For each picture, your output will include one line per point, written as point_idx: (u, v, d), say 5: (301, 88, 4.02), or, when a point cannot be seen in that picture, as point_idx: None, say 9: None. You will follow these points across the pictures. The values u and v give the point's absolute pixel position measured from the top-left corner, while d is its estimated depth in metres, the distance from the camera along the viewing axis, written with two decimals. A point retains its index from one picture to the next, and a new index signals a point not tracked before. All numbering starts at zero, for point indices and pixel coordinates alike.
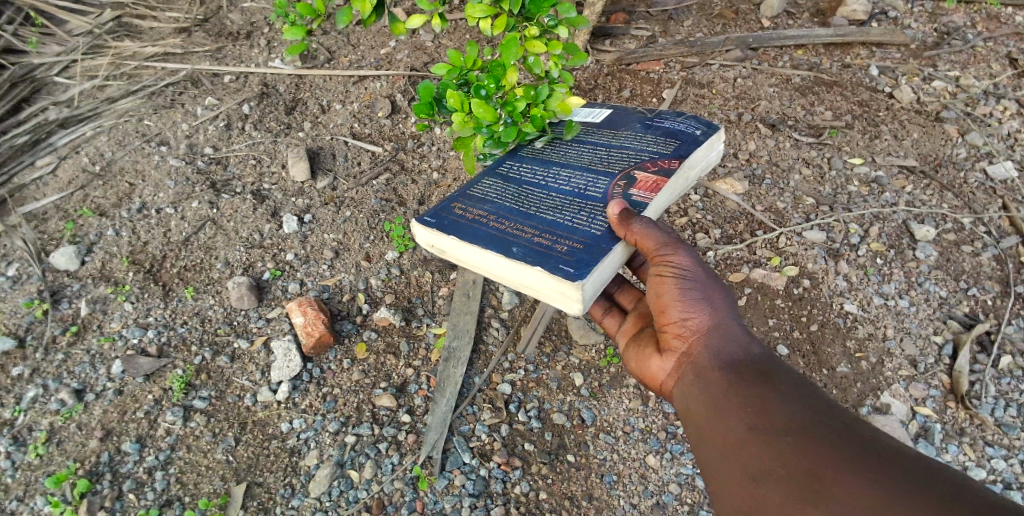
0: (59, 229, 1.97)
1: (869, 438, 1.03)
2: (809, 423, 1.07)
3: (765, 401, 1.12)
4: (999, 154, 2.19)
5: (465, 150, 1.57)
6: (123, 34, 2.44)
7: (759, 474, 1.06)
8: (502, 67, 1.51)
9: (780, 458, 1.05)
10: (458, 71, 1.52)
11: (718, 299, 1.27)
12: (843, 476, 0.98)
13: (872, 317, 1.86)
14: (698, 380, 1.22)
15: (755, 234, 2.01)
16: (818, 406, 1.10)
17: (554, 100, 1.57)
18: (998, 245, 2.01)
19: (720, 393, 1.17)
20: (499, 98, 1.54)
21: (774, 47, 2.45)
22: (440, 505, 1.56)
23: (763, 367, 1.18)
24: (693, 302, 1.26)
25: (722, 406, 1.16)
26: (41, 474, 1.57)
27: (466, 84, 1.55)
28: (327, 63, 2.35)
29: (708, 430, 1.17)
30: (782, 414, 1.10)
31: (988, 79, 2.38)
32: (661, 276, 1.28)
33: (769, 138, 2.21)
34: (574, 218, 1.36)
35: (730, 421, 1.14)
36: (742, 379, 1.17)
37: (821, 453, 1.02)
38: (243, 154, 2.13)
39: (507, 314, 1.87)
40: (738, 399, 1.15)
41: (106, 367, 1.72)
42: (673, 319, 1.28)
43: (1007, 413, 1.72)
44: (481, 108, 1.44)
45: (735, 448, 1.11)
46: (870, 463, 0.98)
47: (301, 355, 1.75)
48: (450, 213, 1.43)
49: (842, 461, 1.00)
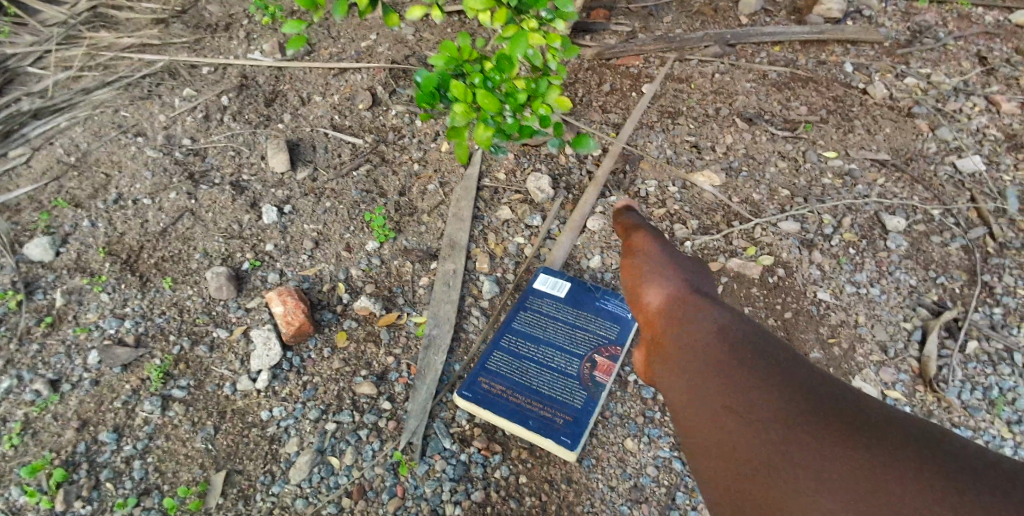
0: (32, 220, 1.94)
1: (869, 418, 0.91)
2: (801, 403, 0.94)
3: (747, 382, 0.99)
4: (967, 149, 2.25)
5: (459, 139, 1.65)
6: (100, 25, 2.39)
7: (748, 468, 0.93)
8: (506, 61, 1.55)
9: (771, 450, 0.91)
10: (456, 61, 1.59)
11: (697, 276, 1.23)
12: (848, 470, 0.85)
13: (844, 305, 1.90)
14: (667, 357, 1.11)
15: (731, 225, 2.05)
16: (808, 386, 0.97)
17: (553, 95, 1.62)
18: (966, 236, 2.07)
19: (695, 372, 1.05)
20: (502, 91, 1.61)
21: (751, 43, 2.48)
22: (421, 489, 1.58)
23: (733, 334, 1.07)
24: (667, 278, 1.23)
25: (701, 390, 1.02)
26: (17, 465, 1.56)
27: (463, 75, 1.63)
28: (308, 56, 2.33)
29: (687, 413, 1.04)
30: (768, 397, 0.96)
31: (958, 77, 2.44)
32: (638, 258, 1.33)
33: (746, 131, 2.24)
34: (562, 392, 1.70)
35: (710, 406, 1.00)
36: (712, 349, 1.06)
37: (822, 445, 0.88)
38: (221, 146, 2.11)
39: (487, 303, 1.89)
40: (713, 375, 1.02)
41: (82, 358, 1.71)
42: (647, 295, 1.23)
43: (973, 397, 1.78)
44: (488, 100, 1.49)
45: (719, 439, 0.97)
46: (876, 450, 0.85)
47: (281, 343, 1.74)
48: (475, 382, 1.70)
49: (843, 449, 0.87)
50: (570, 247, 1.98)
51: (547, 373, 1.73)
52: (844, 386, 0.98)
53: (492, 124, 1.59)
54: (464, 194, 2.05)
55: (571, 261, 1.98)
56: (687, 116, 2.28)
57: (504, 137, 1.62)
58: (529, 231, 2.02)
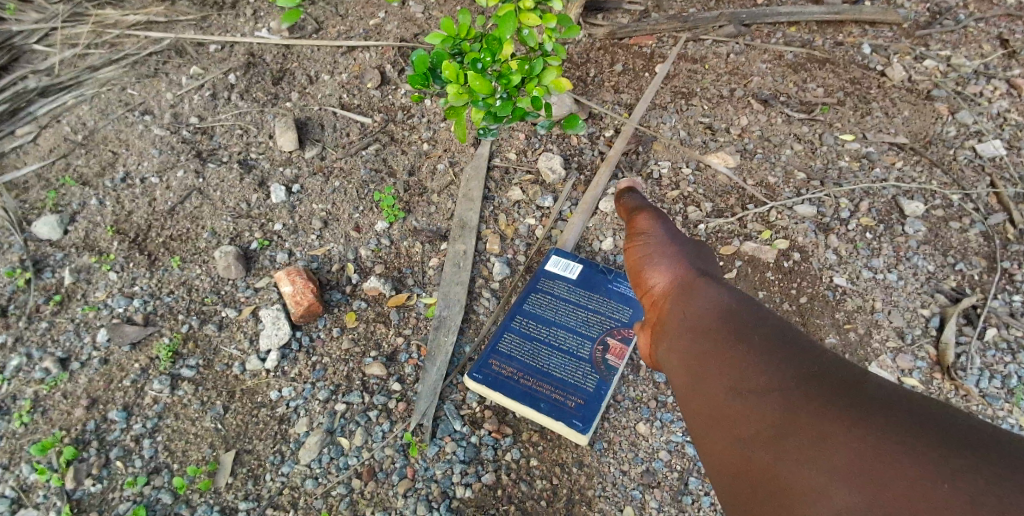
0: (40, 199, 1.92)
1: (875, 406, 0.91)
2: (805, 397, 0.95)
3: (756, 376, 1.01)
4: (988, 133, 2.20)
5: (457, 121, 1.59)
6: (105, 2, 2.32)
7: (755, 464, 0.96)
8: (498, 41, 1.52)
9: (777, 446, 0.94)
10: (452, 41, 1.57)
11: (692, 258, 1.42)
12: (850, 463, 0.86)
13: (860, 290, 1.88)
14: (677, 347, 1.17)
15: (746, 208, 2.02)
16: (814, 375, 0.98)
17: (549, 77, 1.58)
18: (985, 221, 2.03)
19: (703, 365, 1.09)
20: (495, 71, 1.57)
21: (767, 23, 2.42)
22: (431, 471, 1.57)
23: (741, 325, 1.10)
24: (662, 259, 1.43)
25: (709, 385, 1.06)
26: (27, 442, 1.55)
27: (458, 54, 1.60)
28: (316, 34, 2.29)
29: (698, 408, 1.07)
30: (774, 391, 0.98)
31: (978, 59, 2.39)
32: (637, 242, 1.53)
33: (761, 113, 2.20)
34: (575, 375, 1.68)
35: (716, 394, 1.04)
36: (719, 342, 1.09)
37: (828, 435, 0.90)
38: (229, 124, 2.08)
39: (498, 285, 1.87)
40: (720, 369, 1.06)
41: (91, 336, 1.70)
42: (644, 275, 1.43)
43: (991, 385, 1.75)
44: (476, 81, 1.48)
45: (727, 434, 1.01)
46: (879, 441, 0.86)
47: (290, 323, 1.73)
48: (487, 363, 1.69)
49: (846, 442, 0.88)
50: (581, 229, 1.96)
51: (560, 356, 1.72)
52: (852, 372, 0.99)
53: (483, 105, 1.56)
54: (474, 175, 2.03)
55: (582, 244, 1.95)
56: (701, 97, 2.23)
57: (496, 119, 1.59)
58: (540, 212, 1.99)
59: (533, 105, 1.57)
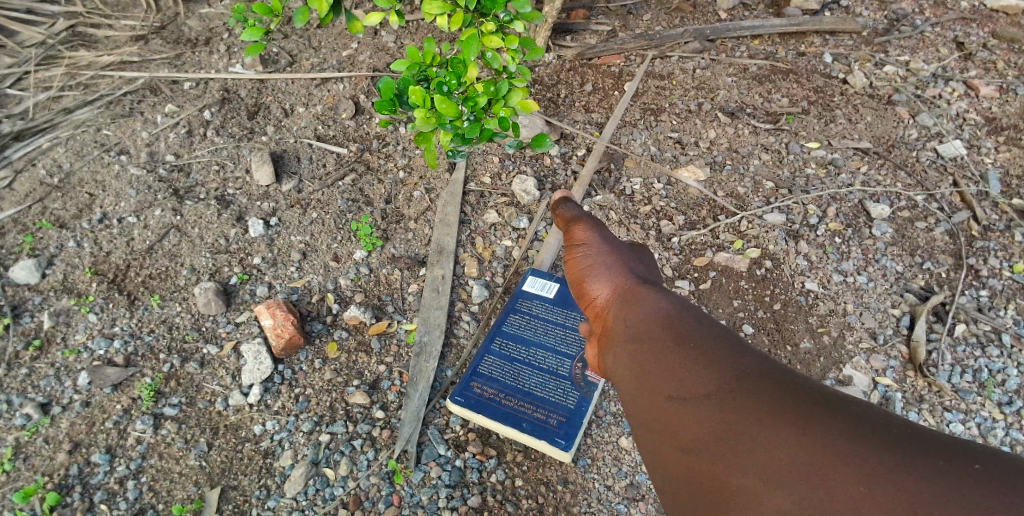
0: (17, 243, 1.91)
1: (825, 408, 0.94)
2: (753, 400, 0.97)
3: (703, 384, 1.02)
4: (948, 134, 2.27)
5: (427, 145, 1.60)
6: (77, 44, 2.33)
7: (703, 471, 0.97)
8: (463, 64, 1.57)
9: (724, 453, 0.95)
10: (418, 67, 1.62)
11: (631, 264, 1.42)
12: (803, 471, 0.88)
13: (831, 294, 1.92)
14: (622, 356, 1.18)
15: (717, 219, 2.06)
16: (761, 379, 1.00)
17: (515, 97, 1.62)
18: (950, 220, 2.09)
19: (652, 369, 1.09)
20: (461, 94, 1.60)
21: (731, 37, 2.48)
22: (417, 497, 1.58)
23: (686, 333, 1.12)
24: (602, 268, 1.42)
25: (656, 395, 1.07)
26: (9, 490, 1.54)
27: (425, 80, 1.64)
28: (289, 68, 2.32)
29: (645, 413, 1.08)
30: (721, 395, 0.99)
31: (937, 63, 2.46)
32: (578, 254, 1.49)
33: (729, 126, 2.25)
34: (556, 392, 1.70)
35: (659, 403, 1.06)
36: (666, 351, 1.10)
37: (777, 441, 0.92)
38: (205, 161, 2.10)
39: (478, 307, 1.89)
40: (673, 378, 1.06)
41: (72, 379, 1.69)
42: (587, 285, 1.42)
43: (963, 380, 1.80)
44: (442, 104, 1.50)
45: (676, 437, 1.01)
46: (840, 448, 0.88)
47: (271, 357, 1.74)
48: (471, 389, 1.69)
49: (801, 447, 0.90)
50: (557, 248, 1.98)
51: (541, 375, 1.73)
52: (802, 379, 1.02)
53: (452, 128, 1.58)
54: (449, 200, 2.06)
55: (559, 263, 1.98)
56: (670, 112, 2.28)
57: (464, 140, 1.61)
58: (516, 234, 2.02)
59: (501, 124, 1.59)
